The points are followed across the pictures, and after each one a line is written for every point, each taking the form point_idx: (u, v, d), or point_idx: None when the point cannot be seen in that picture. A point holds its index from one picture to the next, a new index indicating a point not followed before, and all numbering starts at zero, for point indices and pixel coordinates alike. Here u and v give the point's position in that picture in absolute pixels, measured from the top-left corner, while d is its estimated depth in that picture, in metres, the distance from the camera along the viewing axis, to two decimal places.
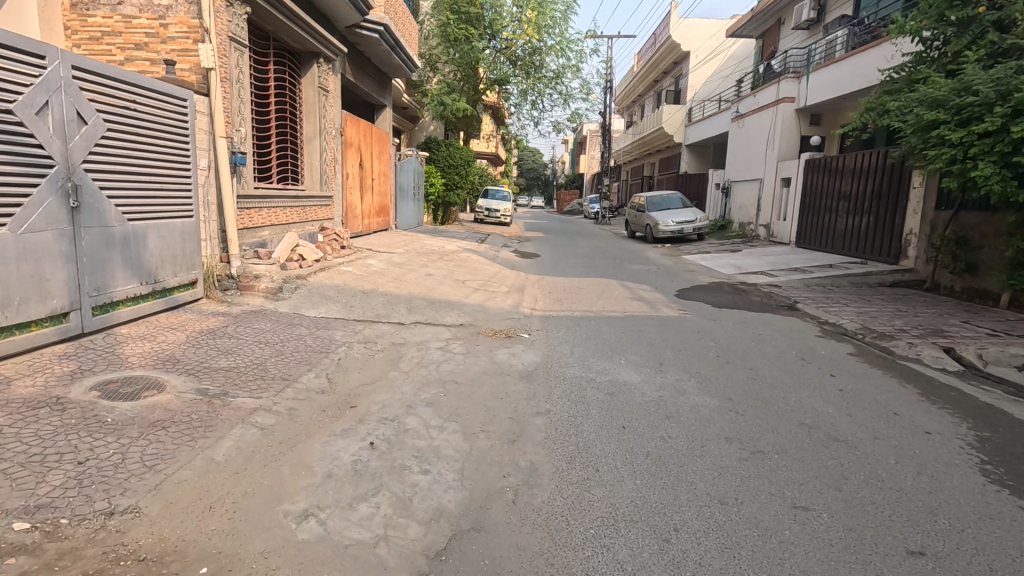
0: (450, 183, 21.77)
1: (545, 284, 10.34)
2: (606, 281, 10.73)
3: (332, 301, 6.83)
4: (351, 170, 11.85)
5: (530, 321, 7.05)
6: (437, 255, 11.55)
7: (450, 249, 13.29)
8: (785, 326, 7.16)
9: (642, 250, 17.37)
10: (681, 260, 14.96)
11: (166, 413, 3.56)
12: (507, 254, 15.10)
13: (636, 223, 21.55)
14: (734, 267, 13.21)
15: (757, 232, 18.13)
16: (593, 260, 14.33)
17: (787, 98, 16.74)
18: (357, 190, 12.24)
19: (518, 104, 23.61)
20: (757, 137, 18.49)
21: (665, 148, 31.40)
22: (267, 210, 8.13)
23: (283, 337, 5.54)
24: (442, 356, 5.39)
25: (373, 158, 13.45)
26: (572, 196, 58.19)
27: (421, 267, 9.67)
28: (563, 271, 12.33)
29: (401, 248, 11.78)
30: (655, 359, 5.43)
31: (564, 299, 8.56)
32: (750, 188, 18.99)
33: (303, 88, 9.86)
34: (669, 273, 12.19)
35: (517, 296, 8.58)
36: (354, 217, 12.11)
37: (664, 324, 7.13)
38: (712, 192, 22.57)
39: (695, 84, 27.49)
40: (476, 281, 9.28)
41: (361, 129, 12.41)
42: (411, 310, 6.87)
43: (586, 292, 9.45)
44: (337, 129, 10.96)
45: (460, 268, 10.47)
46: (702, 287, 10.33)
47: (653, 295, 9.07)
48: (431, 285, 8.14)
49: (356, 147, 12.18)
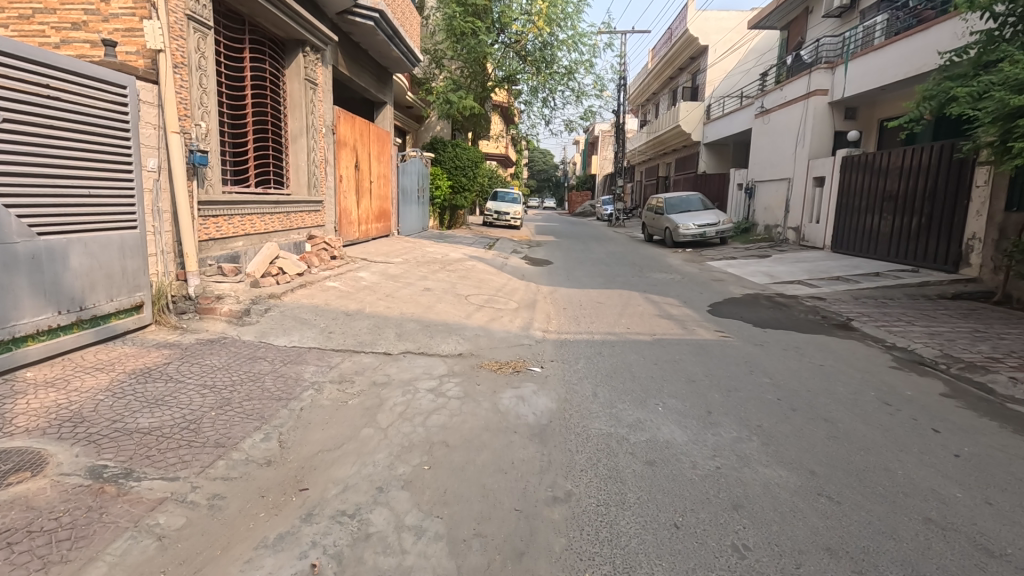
0: (458, 185, 20.75)
1: (558, 297, 9.24)
2: (627, 293, 9.58)
3: (308, 325, 5.79)
4: (345, 172, 10.83)
5: (543, 348, 5.96)
6: (440, 265, 10.50)
7: (455, 257, 12.23)
8: (849, 353, 5.96)
9: (662, 255, 16.19)
10: (706, 267, 13.75)
11: (26, 515, 2.51)
12: (517, 261, 14.00)
13: (653, 226, 20.39)
14: (766, 275, 12.01)
15: (786, 235, 16.85)
16: (610, 267, 13.19)
17: (820, 90, 15.50)
18: (353, 194, 11.23)
19: (529, 102, 22.53)
20: (784, 133, 17.23)
21: (682, 147, 30.16)
22: (241, 218, 7.10)
23: (238, 376, 4.49)
24: (432, 401, 4.30)
25: (371, 160, 12.43)
26: (584, 197, 57.02)
27: (420, 280, 8.61)
28: (578, 281, 11.22)
29: (400, 257, 10.74)
30: (702, 406, 4.28)
31: (581, 318, 7.44)
32: (777, 188, 17.71)
33: (288, 80, 8.85)
34: (696, 283, 11.02)
35: (527, 314, 7.49)
36: (350, 223, 11.11)
37: (701, 350, 5.98)
38: (734, 193, 21.31)
39: (713, 79, 26.24)
40: (481, 296, 8.20)
41: (357, 128, 11.39)
42: (401, 335, 5.81)
43: (606, 307, 8.33)
44: (329, 127, 9.94)
45: (464, 279, 9.41)
46: (736, 301, 9.15)
47: (683, 312, 7.94)
48: (429, 303, 7.08)
49: (352, 147, 11.16)
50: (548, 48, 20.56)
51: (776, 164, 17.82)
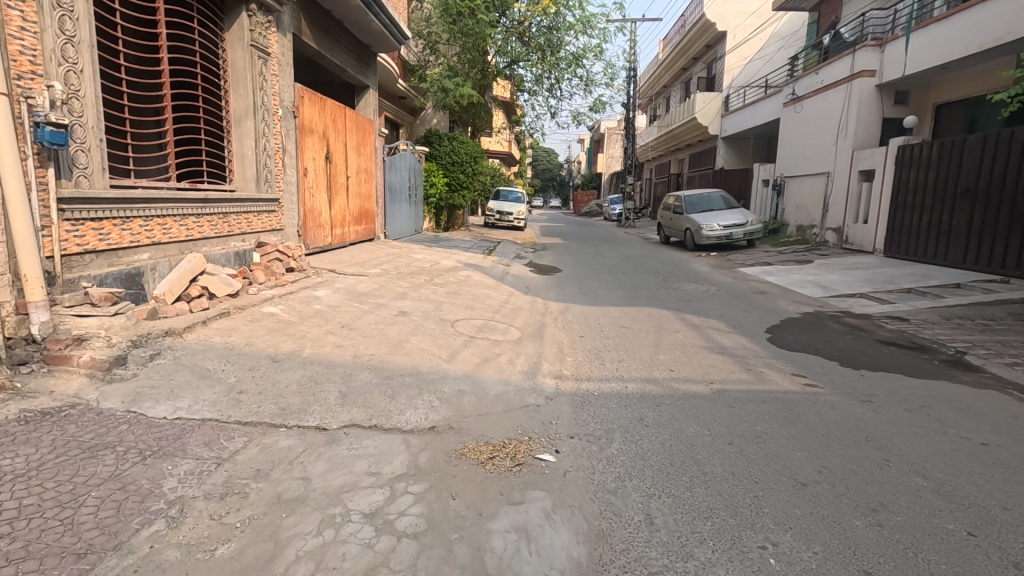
0: (455, 183, 18.83)
1: (572, 318, 7.37)
2: (657, 313, 7.68)
3: (210, 379, 3.92)
4: (312, 165, 8.98)
5: (556, 411, 4.07)
6: (426, 277, 8.62)
7: (446, 265, 10.35)
8: (1003, 416, 4.08)
9: (685, 261, 14.32)
10: (741, 275, 11.84)
11: None
12: (520, 269, 12.14)
13: (672, 227, 18.47)
14: (816, 286, 10.11)
15: (825, 236, 14.92)
16: (629, 276, 11.29)
17: (865, 71, 13.59)
18: (324, 190, 9.43)
19: (533, 92, 20.67)
20: (821, 121, 15.31)
21: (697, 142, 28.17)
22: (147, 223, 5.27)
23: (42, 492, 2.63)
24: (367, 548, 2.44)
25: (348, 151, 10.57)
26: (590, 197, 55.15)
27: (395, 300, 6.73)
28: (594, 293, 9.35)
29: (377, 266, 8.86)
30: (850, 562, 2.38)
31: (605, 354, 5.56)
32: (812, 184, 15.80)
33: (229, 47, 7.02)
34: (737, 298, 9.13)
35: (530, 348, 5.60)
36: (319, 226, 9.27)
37: (789, 411, 4.09)
38: (758, 190, 19.39)
39: (732, 68, 24.29)
40: (473, 321, 6.32)
41: (327, 113, 9.52)
42: (345, 396, 3.93)
43: (634, 333, 6.45)
44: (288, 109, 8.10)
45: (452, 296, 7.53)
46: (797, 323, 7.26)
47: (739, 342, 6.05)
48: (399, 337, 5.20)
49: (321, 133, 9.29)
50: (553, 32, 18.69)
51: (810, 157, 15.89)
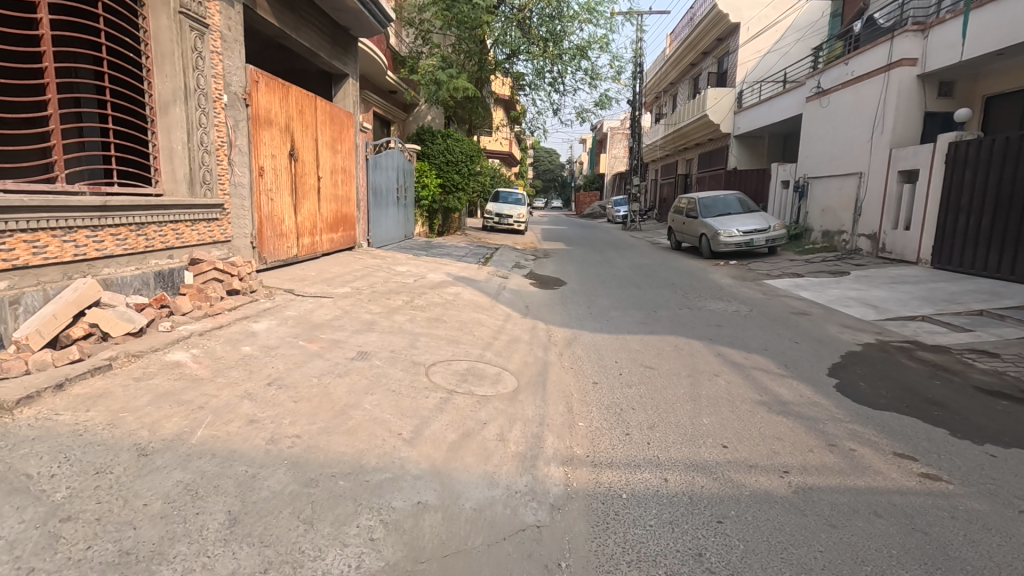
0: (449, 185, 17.40)
1: (581, 353, 5.95)
2: (685, 345, 6.25)
3: (20, 495, 2.46)
4: (271, 163, 7.57)
5: (567, 539, 2.63)
6: (406, 298, 7.19)
7: (433, 280, 8.92)
8: None
9: (703, 271, 12.89)
10: (770, 290, 10.42)
11: None
12: (520, 282, 10.71)
13: (685, 232, 17.03)
14: (864, 305, 8.67)
15: (857, 243, 13.48)
16: (644, 291, 9.89)
17: (906, 60, 12.17)
18: (287, 193, 8.04)
19: (534, 86, 19.29)
20: (852, 116, 13.87)
21: (707, 141, 26.73)
22: (4, 241, 3.87)
23: None
24: None
25: (319, 148, 9.17)
26: (593, 198, 53.78)
27: (358, 335, 5.30)
28: (604, 314, 7.92)
29: (348, 284, 7.44)
30: None
31: (629, 418, 4.14)
32: (841, 185, 14.37)
33: (151, 14, 5.53)
34: (776, 321, 7.71)
35: (529, 408, 4.16)
36: (281, 235, 7.88)
37: (929, 541, 2.64)
38: (776, 191, 17.98)
39: (746, 61, 22.84)
40: (456, 363, 4.90)
41: (291, 102, 8.11)
42: (235, 521, 2.47)
43: (662, 379, 5.05)
44: (235, 96, 6.69)
45: (435, 325, 6.11)
46: (861, 360, 5.84)
47: (802, 396, 4.62)
48: (346, 400, 3.77)
49: (283, 127, 7.89)
50: (555, 20, 17.31)
51: (839, 155, 14.46)
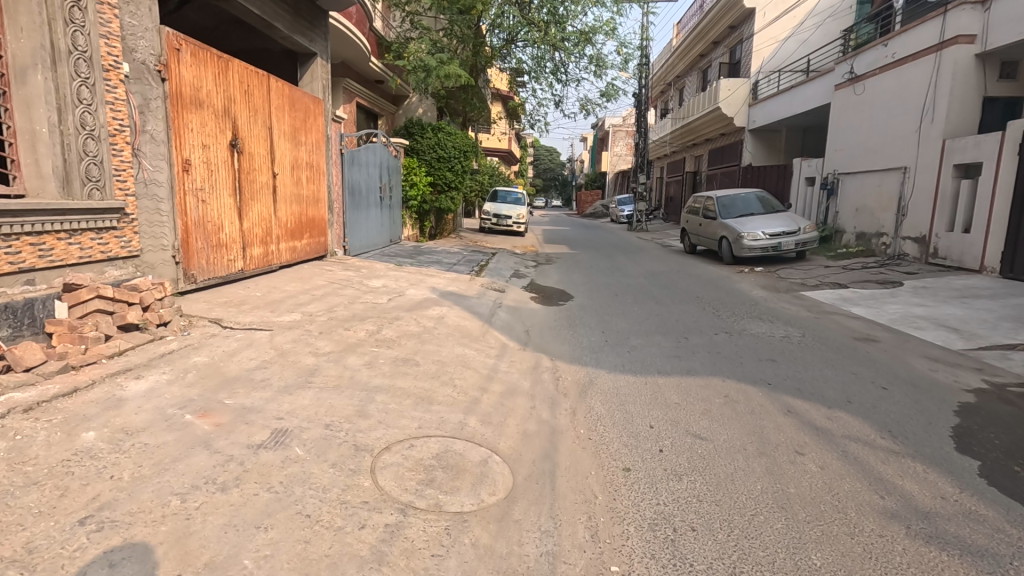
0: (441, 183, 15.76)
1: (600, 409, 4.36)
2: (738, 395, 4.66)
3: None
4: (202, 155, 5.97)
5: None
6: (370, 327, 5.59)
7: (412, 298, 7.35)
8: None
9: (728, 280, 11.32)
10: (814, 305, 8.83)
11: None
12: (518, 296, 9.14)
13: (701, 234, 15.44)
14: (940, 328, 7.08)
15: (903, 247, 11.87)
16: (665, 307, 8.29)
17: (963, 38, 10.68)
18: (228, 193, 6.45)
19: (534, 75, 17.68)
20: (895, 104, 12.27)
21: (717, 136, 25.10)
22: None
23: None
24: None
25: (275, 138, 7.57)
26: (596, 197, 52.14)
27: (285, 395, 3.70)
28: (621, 342, 6.33)
29: (299, 309, 5.87)
30: None
31: (691, 555, 2.57)
32: (880, 181, 12.76)
33: None
34: (840, 350, 6.12)
35: (529, 543, 2.57)
36: (219, 245, 6.30)
37: None
38: (800, 189, 16.37)
39: (761, 48, 21.22)
40: (420, 445, 3.31)
41: (233, 80, 6.52)
42: None
43: (725, 463, 3.46)
44: (143, 66, 5.08)
45: (402, 371, 4.51)
46: (989, 418, 4.23)
47: (946, 497, 3.03)
48: (212, 553, 2.17)
49: (221, 110, 6.30)
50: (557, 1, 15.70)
51: (878, 148, 12.85)
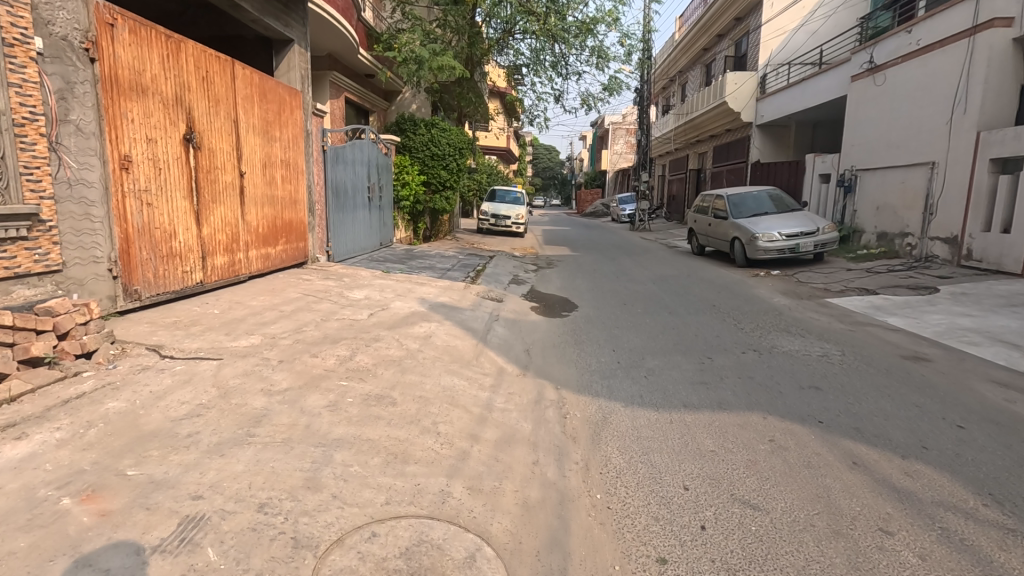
0: (435, 182, 14.88)
1: (619, 460, 3.51)
2: (786, 440, 3.80)
3: None
4: (148, 150, 5.10)
5: None
6: (342, 353, 4.72)
7: (396, 312, 6.48)
8: None
9: (745, 286, 10.46)
10: (845, 315, 7.97)
11: None
12: (517, 306, 8.28)
13: (711, 235, 14.58)
14: (997, 343, 6.22)
15: (932, 249, 11.01)
16: (682, 319, 7.42)
17: (999, 21, 9.84)
18: (182, 195, 5.58)
19: (532, 68, 16.80)
20: (922, 94, 11.43)
21: (723, 132, 24.22)
22: None
23: None
24: None
25: (241, 133, 6.70)
26: (595, 195, 51.31)
27: (214, 457, 2.84)
28: (634, 364, 5.47)
29: (261, 331, 5.00)
30: None
31: None
32: (905, 177, 11.90)
33: None
34: (891, 372, 5.26)
35: None
36: (170, 254, 5.43)
37: None
38: (814, 186, 15.50)
39: (769, 40, 20.37)
40: (385, 535, 2.45)
41: (187, 65, 5.65)
42: None
43: (793, 551, 2.61)
44: (64, 44, 4.23)
45: (374, 414, 3.65)
46: None
47: None
48: None
49: (172, 99, 5.43)
50: None
51: (901, 143, 11.99)
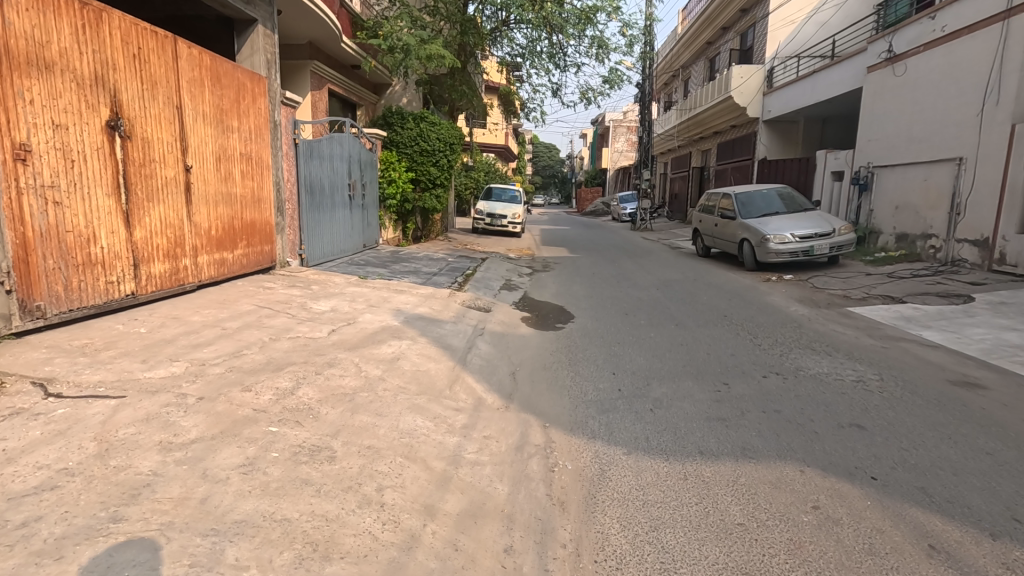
0: (425, 180, 14.02)
1: (619, 542, 2.66)
2: (835, 507, 2.95)
3: None
4: (54, 138, 4.25)
5: None
6: (282, 385, 3.87)
7: (362, 328, 5.63)
8: None
9: (757, 292, 9.60)
10: (874, 328, 7.11)
11: None
12: (506, 317, 7.43)
13: (718, 236, 13.72)
14: None
15: (960, 251, 10.14)
16: (691, 334, 6.58)
17: None
18: (104, 192, 4.73)
19: (528, 58, 15.94)
20: (948, 85, 10.56)
21: (728, 128, 23.34)
22: None
23: None
24: None
25: (187, 121, 5.85)
26: (596, 194, 50.45)
27: (42, 565, 2.01)
28: (637, 393, 4.63)
29: (188, 356, 4.15)
30: None
31: None
32: (928, 174, 11.03)
33: None
34: (945, 405, 4.41)
35: None
36: (88, 262, 4.58)
37: None
38: (827, 184, 14.63)
39: (775, 31, 19.57)
40: None
41: (110, 39, 4.79)
42: None
43: None
44: None
45: (299, 478, 2.80)
46: None
47: None
48: None
49: (89, 79, 4.57)
50: None
51: (924, 137, 11.13)
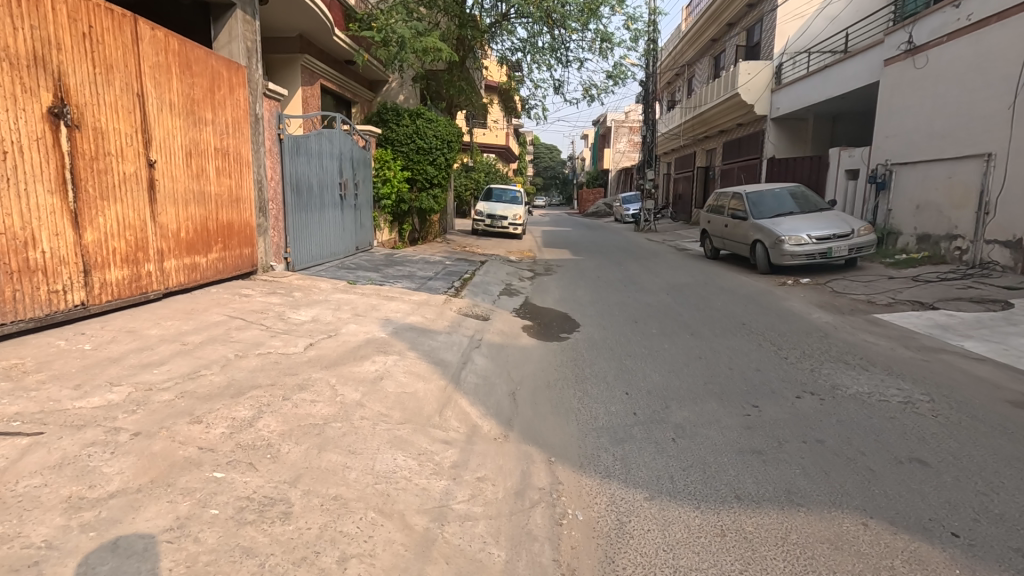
0: (421, 179, 13.43)
1: None
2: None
3: None
4: None
5: None
6: (240, 415, 3.28)
7: (344, 340, 5.03)
8: None
9: (774, 297, 8.99)
10: (909, 337, 6.49)
11: None
12: (506, 326, 6.82)
13: (728, 238, 13.11)
14: None
15: (990, 253, 9.51)
16: (708, 345, 5.98)
17: None
18: (45, 188, 4.16)
19: (529, 52, 15.36)
20: (975, 76, 9.96)
21: (735, 126, 22.73)
22: None
23: None
24: None
25: (150, 111, 5.26)
26: (597, 195, 49.89)
27: None
28: (654, 418, 4.03)
29: (133, 379, 3.56)
30: None
31: None
32: (953, 170, 10.42)
33: None
34: (1014, 433, 3.80)
35: None
36: (26, 269, 4.00)
37: None
38: (842, 183, 14.02)
39: (784, 26, 18.94)
40: None
41: (53, 14, 4.20)
42: None
43: None
44: None
45: (239, 545, 2.20)
46: None
47: None
48: None
49: (25, 58, 3.99)
50: None
51: (948, 132, 10.52)
